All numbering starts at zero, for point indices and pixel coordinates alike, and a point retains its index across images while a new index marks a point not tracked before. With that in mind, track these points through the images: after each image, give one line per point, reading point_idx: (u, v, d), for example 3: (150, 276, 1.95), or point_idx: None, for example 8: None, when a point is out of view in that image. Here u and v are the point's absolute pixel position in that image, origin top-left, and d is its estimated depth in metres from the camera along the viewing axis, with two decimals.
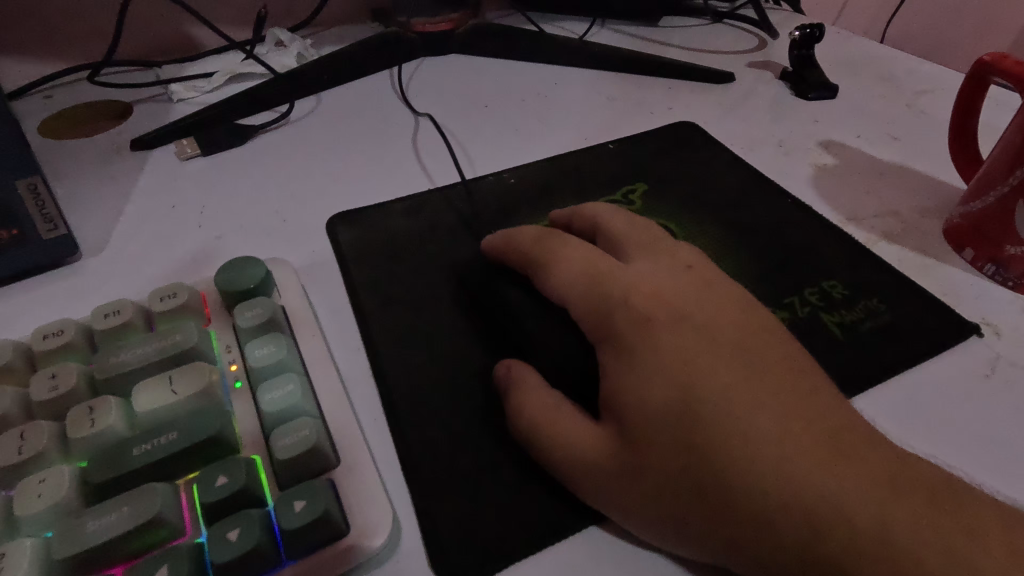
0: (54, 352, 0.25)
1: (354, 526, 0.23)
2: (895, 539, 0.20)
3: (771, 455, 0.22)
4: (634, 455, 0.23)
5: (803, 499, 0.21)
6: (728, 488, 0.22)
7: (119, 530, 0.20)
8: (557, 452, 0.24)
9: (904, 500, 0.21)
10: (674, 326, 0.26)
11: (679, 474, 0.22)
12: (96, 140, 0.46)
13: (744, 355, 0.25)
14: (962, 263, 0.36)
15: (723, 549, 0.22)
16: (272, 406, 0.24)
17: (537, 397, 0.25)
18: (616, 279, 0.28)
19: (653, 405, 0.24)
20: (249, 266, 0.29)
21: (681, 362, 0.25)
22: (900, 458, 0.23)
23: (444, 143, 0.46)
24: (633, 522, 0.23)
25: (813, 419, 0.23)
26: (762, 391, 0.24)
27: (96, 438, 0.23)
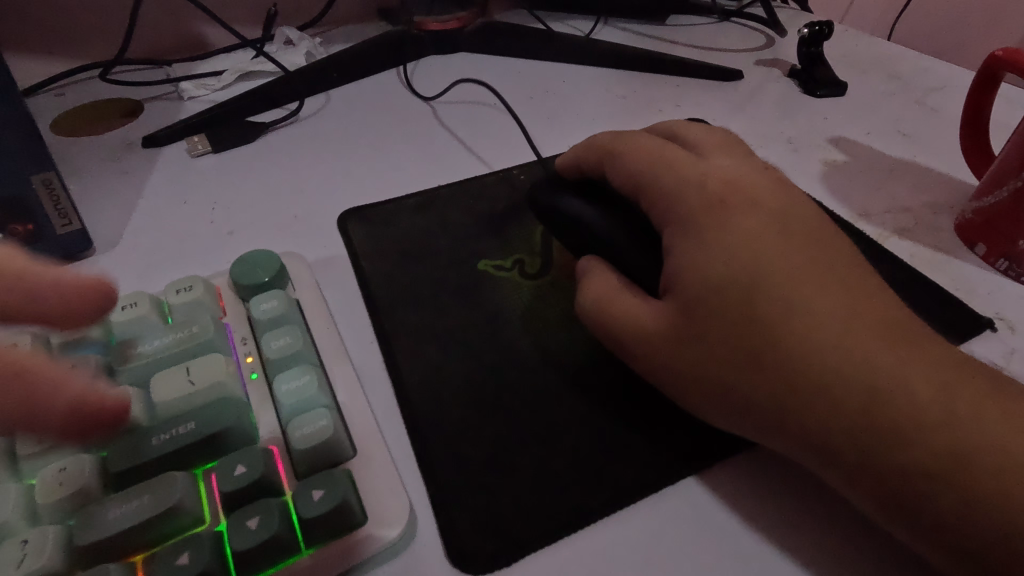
0: (72, 343, 0.26)
1: (371, 516, 0.23)
2: (924, 403, 0.22)
3: (820, 327, 0.24)
4: (685, 322, 0.26)
5: (844, 365, 0.23)
6: (773, 349, 0.24)
7: (140, 517, 0.21)
8: (617, 325, 0.27)
9: (938, 373, 0.23)
10: (740, 210, 0.28)
11: (728, 338, 0.25)
12: (107, 137, 0.47)
13: (804, 243, 0.27)
14: (974, 258, 0.36)
15: (759, 405, 0.24)
16: (288, 397, 0.24)
17: (601, 283, 0.29)
18: (690, 169, 0.29)
19: (711, 279, 0.25)
20: (264, 261, 0.30)
21: (742, 240, 0.26)
22: (941, 348, 0.24)
23: (455, 140, 0.46)
24: (680, 383, 0.26)
25: (865, 300, 0.25)
26: (816, 273, 0.26)
27: (114, 427, 0.23)
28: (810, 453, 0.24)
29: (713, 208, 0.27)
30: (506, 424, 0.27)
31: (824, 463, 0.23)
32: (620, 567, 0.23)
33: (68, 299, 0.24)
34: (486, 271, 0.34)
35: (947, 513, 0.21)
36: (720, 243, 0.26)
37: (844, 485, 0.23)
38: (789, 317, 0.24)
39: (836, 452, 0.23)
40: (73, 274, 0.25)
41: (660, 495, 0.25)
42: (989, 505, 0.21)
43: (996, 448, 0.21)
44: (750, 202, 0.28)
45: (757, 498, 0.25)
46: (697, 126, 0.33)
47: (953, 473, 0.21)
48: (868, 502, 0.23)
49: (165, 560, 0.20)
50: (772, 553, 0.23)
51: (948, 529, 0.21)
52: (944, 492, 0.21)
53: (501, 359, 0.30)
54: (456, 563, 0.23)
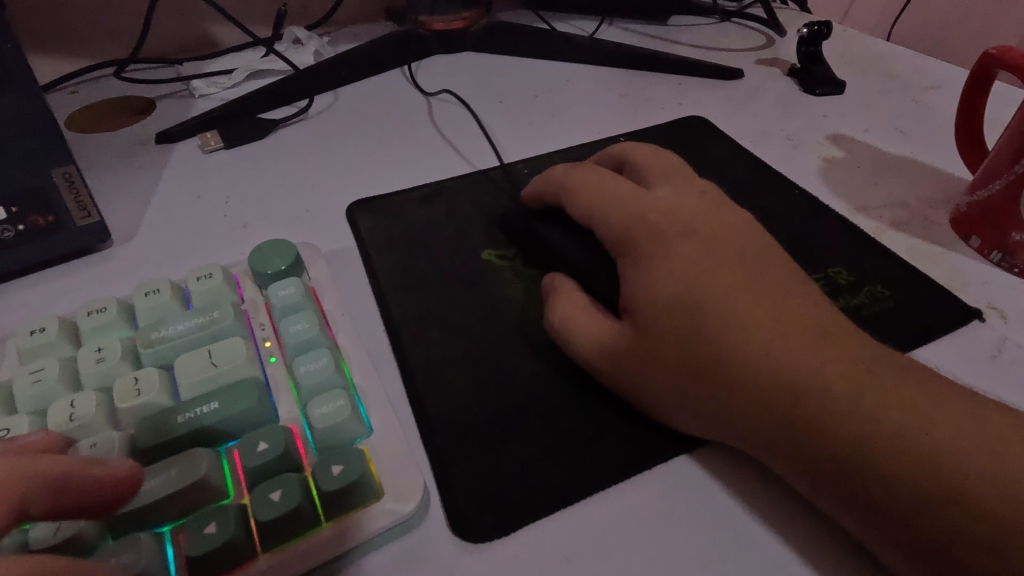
0: (100, 327, 0.27)
1: (386, 492, 0.24)
2: (867, 405, 0.23)
3: (765, 340, 0.25)
4: (641, 340, 0.27)
5: (789, 374, 0.24)
6: (722, 364, 0.25)
7: (167, 491, 0.22)
8: (583, 342, 0.28)
9: (881, 378, 0.24)
10: (688, 238, 0.29)
11: (680, 356, 0.26)
12: (121, 134, 0.48)
13: (748, 262, 0.28)
14: (969, 251, 0.37)
15: (717, 418, 0.25)
16: (306, 378, 0.25)
17: (568, 299, 0.30)
18: (637, 198, 0.31)
19: (662, 299, 0.27)
20: (280, 249, 0.31)
21: (693, 262, 0.28)
22: (884, 351, 0.25)
23: (461, 137, 0.47)
24: (642, 398, 0.27)
25: (808, 313, 0.26)
26: (758, 288, 0.27)
27: (141, 406, 0.24)
28: (772, 461, 0.24)
29: (663, 234, 0.29)
30: (514, 407, 0.28)
31: (786, 470, 0.24)
32: (625, 541, 0.24)
33: (84, 492, 0.19)
34: (490, 262, 0.35)
35: (897, 511, 0.21)
36: (676, 260, 0.28)
37: (808, 490, 0.23)
38: (735, 331, 0.25)
39: (792, 458, 0.24)
40: (102, 463, 0.20)
41: (662, 475, 0.26)
42: (936, 500, 0.21)
43: (939, 446, 0.22)
44: (695, 229, 0.29)
45: (758, 481, 0.26)
46: (645, 149, 0.35)
47: (899, 471, 0.21)
48: (832, 506, 0.23)
49: (193, 530, 0.21)
50: (773, 529, 0.24)
51: (902, 527, 0.21)
52: (892, 489, 0.21)
53: (507, 347, 0.30)
54: (466, 538, 0.24)
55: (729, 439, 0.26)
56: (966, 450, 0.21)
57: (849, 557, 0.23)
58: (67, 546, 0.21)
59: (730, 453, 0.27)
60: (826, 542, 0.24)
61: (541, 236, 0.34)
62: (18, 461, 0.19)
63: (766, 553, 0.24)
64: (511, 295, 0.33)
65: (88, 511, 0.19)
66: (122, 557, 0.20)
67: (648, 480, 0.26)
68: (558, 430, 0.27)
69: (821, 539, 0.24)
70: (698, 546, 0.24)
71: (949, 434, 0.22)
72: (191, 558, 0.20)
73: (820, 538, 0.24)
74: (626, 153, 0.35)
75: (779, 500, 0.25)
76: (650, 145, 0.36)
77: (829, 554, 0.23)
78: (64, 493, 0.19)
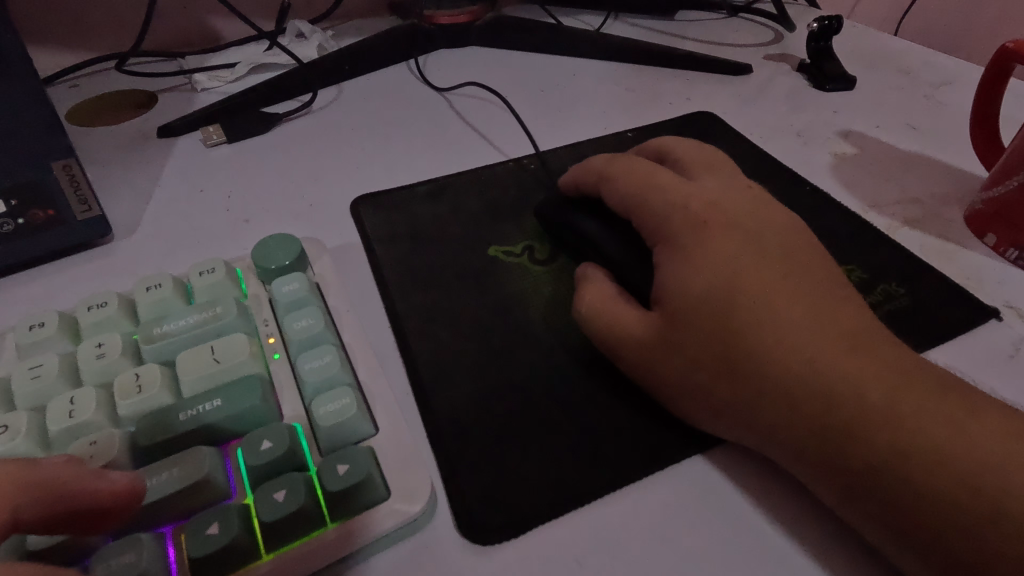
0: (99, 323, 0.26)
1: (393, 492, 0.23)
2: (902, 412, 0.22)
3: (799, 342, 0.24)
4: (669, 334, 0.26)
5: (823, 374, 0.24)
6: (753, 361, 0.25)
7: (168, 490, 0.21)
8: (613, 333, 0.28)
9: (918, 389, 0.23)
10: (724, 230, 0.28)
11: (709, 352, 0.25)
12: (122, 127, 0.47)
13: (782, 260, 0.27)
14: (984, 249, 0.36)
15: (741, 416, 0.25)
16: (311, 376, 0.25)
17: (596, 289, 0.30)
18: (681, 188, 0.30)
19: (692, 295, 0.26)
20: (284, 244, 0.30)
21: (729, 256, 0.27)
22: (919, 360, 0.25)
23: (467, 132, 0.47)
24: (665, 395, 0.26)
25: (842, 314, 0.26)
26: (793, 287, 0.26)
27: (142, 403, 0.23)
28: (797, 467, 0.24)
29: (703, 225, 0.28)
30: (522, 405, 0.27)
31: (812, 475, 0.23)
32: (636, 543, 0.23)
33: (81, 502, 0.19)
34: (496, 257, 0.35)
35: (928, 525, 0.21)
36: (707, 255, 0.27)
37: (833, 497, 0.23)
38: (769, 328, 0.25)
39: (819, 465, 0.23)
40: (102, 476, 0.19)
41: (674, 475, 0.26)
42: (972, 518, 0.20)
43: (978, 462, 0.21)
44: (737, 221, 0.29)
45: (774, 483, 0.25)
46: (685, 143, 0.35)
47: (934, 484, 0.21)
48: (856, 514, 0.22)
49: (194, 531, 0.21)
50: (788, 532, 0.24)
51: (933, 542, 0.21)
52: (924, 501, 0.21)
53: (515, 344, 0.30)
54: (473, 539, 0.23)
55: (753, 442, 0.25)
56: (1007, 468, 0.21)
57: (868, 561, 0.23)
58: (56, 551, 0.20)
59: (744, 453, 0.26)
60: (843, 545, 0.23)
61: (573, 226, 0.33)
62: (12, 466, 0.18)
63: (782, 556, 0.23)
64: (518, 291, 0.33)
65: (85, 522, 0.19)
66: (120, 560, 0.20)
67: (660, 480, 0.25)
68: (568, 429, 0.26)
69: (838, 542, 0.23)
70: (713, 549, 0.23)
71: (990, 451, 0.21)
72: (194, 559, 0.20)
73: (837, 542, 0.23)
74: (668, 147, 0.35)
75: (794, 502, 0.25)
76: (695, 142, 0.35)
77: (847, 557, 0.23)
78: (59, 500, 0.18)
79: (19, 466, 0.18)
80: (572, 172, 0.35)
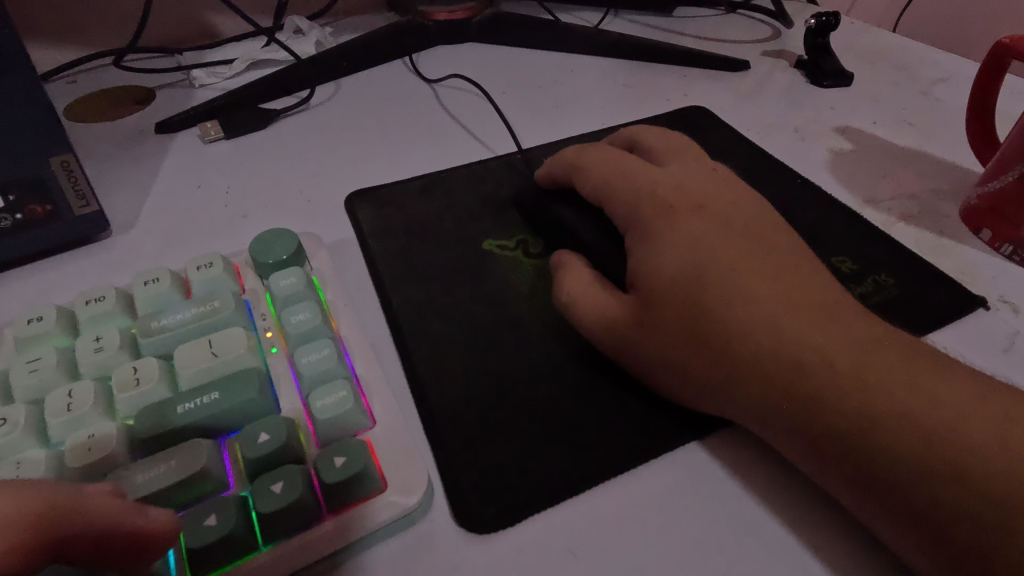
0: (98, 316, 0.26)
1: (389, 484, 0.23)
2: (870, 379, 0.23)
3: (771, 318, 0.25)
4: (645, 315, 0.27)
5: (794, 348, 0.24)
6: (726, 338, 0.25)
7: (167, 483, 0.21)
8: (593, 318, 0.28)
9: (888, 356, 0.24)
10: (698, 219, 0.29)
11: (686, 331, 0.26)
12: (119, 123, 0.47)
13: (755, 242, 0.28)
14: (980, 244, 0.37)
15: (718, 391, 0.25)
16: (307, 369, 0.25)
17: (576, 276, 0.30)
18: (649, 175, 0.31)
19: (670, 281, 0.27)
20: (281, 238, 0.30)
21: (700, 241, 0.28)
22: (888, 329, 0.25)
23: (464, 127, 0.47)
24: (645, 374, 0.27)
25: (812, 291, 0.26)
26: (765, 267, 0.27)
27: (140, 397, 0.23)
28: (775, 436, 0.24)
29: (670, 212, 0.29)
30: (516, 398, 0.27)
31: (790, 447, 0.24)
32: (632, 535, 0.23)
33: (115, 541, 0.19)
34: (491, 251, 0.35)
35: (898, 486, 0.21)
36: (685, 244, 0.28)
37: (809, 463, 0.24)
38: (741, 306, 0.26)
39: (795, 436, 0.24)
40: (143, 513, 0.19)
41: (671, 466, 0.26)
42: (940, 477, 0.21)
43: (945, 423, 0.21)
44: (702, 204, 0.30)
45: (767, 472, 0.25)
46: (650, 132, 0.36)
47: (903, 446, 0.21)
48: (833, 481, 0.23)
49: (193, 524, 0.21)
50: (787, 523, 0.24)
51: (904, 502, 0.21)
52: (893, 463, 0.21)
53: (509, 338, 0.30)
54: (469, 528, 0.23)
55: (733, 417, 0.25)
56: (971, 427, 0.21)
57: (861, 551, 0.23)
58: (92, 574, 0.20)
59: (737, 443, 0.26)
60: (838, 537, 0.23)
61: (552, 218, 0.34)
62: (60, 493, 0.18)
63: (779, 547, 0.23)
64: (511, 284, 0.33)
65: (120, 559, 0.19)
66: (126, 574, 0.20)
67: (656, 472, 0.25)
68: (558, 416, 0.27)
69: (834, 534, 0.23)
70: (710, 540, 0.23)
71: (956, 412, 0.22)
72: (193, 550, 0.20)
73: (833, 533, 0.23)
74: (637, 136, 0.36)
75: (791, 494, 0.25)
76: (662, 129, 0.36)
77: (842, 545, 0.23)
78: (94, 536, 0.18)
79: (70, 492, 0.19)
80: (548, 165, 0.36)
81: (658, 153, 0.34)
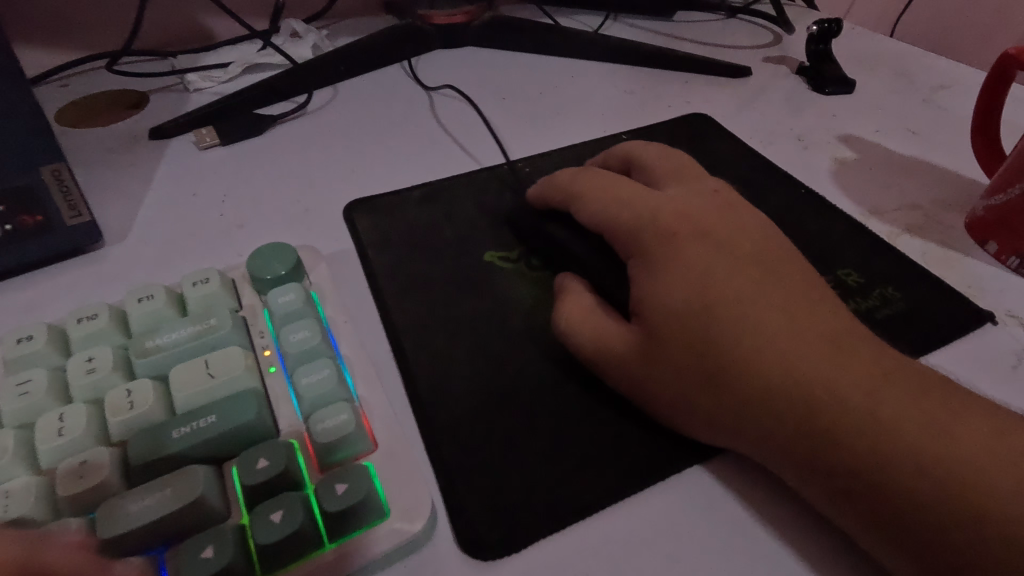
0: (89, 335, 0.25)
1: (393, 510, 0.23)
2: (884, 415, 0.22)
3: (780, 348, 0.25)
4: (650, 343, 0.26)
5: (805, 381, 0.24)
6: (735, 369, 0.25)
7: (162, 511, 0.20)
8: (596, 341, 0.28)
9: (899, 391, 0.23)
10: (697, 239, 0.29)
11: (693, 361, 0.25)
12: (113, 128, 0.46)
13: (758, 266, 0.28)
14: (986, 256, 0.36)
15: (727, 422, 0.25)
16: (308, 390, 0.24)
17: (575, 301, 0.29)
18: (647, 200, 0.31)
19: (674, 305, 0.26)
20: (279, 252, 0.30)
21: (703, 263, 0.27)
22: (897, 359, 0.25)
23: (463, 134, 0.46)
24: (652, 402, 0.26)
25: (820, 319, 0.26)
26: (772, 295, 0.26)
27: (134, 420, 0.23)
28: (786, 471, 0.24)
29: (673, 237, 0.29)
30: (519, 419, 0.27)
31: (800, 482, 0.23)
32: (642, 564, 0.23)
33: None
34: (493, 263, 0.34)
35: (913, 527, 0.21)
36: (686, 268, 0.27)
37: (822, 501, 0.23)
38: (750, 337, 0.25)
39: (807, 471, 0.23)
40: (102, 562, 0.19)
41: (680, 489, 0.25)
42: (956, 520, 0.20)
43: (957, 464, 0.21)
44: (707, 229, 0.29)
45: (778, 495, 0.25)
46: (653, 147, 0.35)
47: (919, 488, 0.21)
48: (846, 520, 0.22)
49: (189, 553, 0.20)
50: (796, 547, 0.23)
51: (922, 544, 0.21)
52: (907, 503, 0.21)
53: (511, 354, 0.29)
54: (473, 554, 0.23)
55: (742, 449, 0.25)
56: (987, 467, 0.21)
57: None
58: None
59: (747, 466, 0.26)
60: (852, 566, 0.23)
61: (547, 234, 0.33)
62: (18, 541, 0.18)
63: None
64: (514, 298, 0.32)
65: None
66: None
67: (661, 494, 0.25)
68: (565, 444, 0.26)
69: (844, 560, 0.23)
70: (717, 565, 0.23)
71: (971, 453, 0.21)
72: None
73: (845, 560, 0.23)
74: (636, 153, 0.35)
75: (799, 518, 0.24)
76: (657, 144, 0.36)
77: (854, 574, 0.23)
78: None
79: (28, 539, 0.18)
80: (543, 184, 0.35)
81: (664, 167, 0.34)
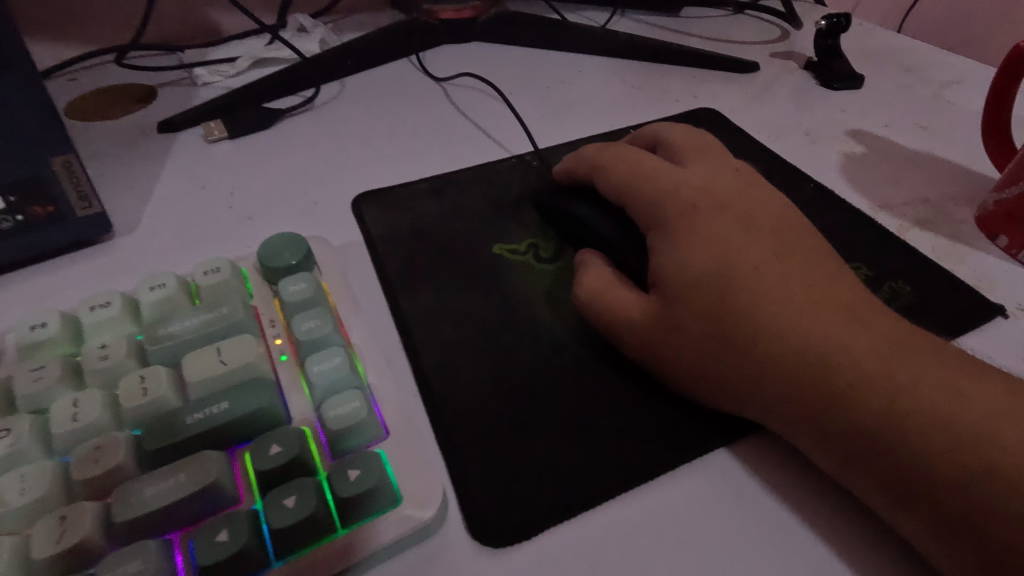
0: (102, 323, 0.25)
1: (405, 497, 0.23)
2: (898, 379, 0.23)
3: (795, 316, 0.25)
4: (667, 311, 0.27)
5: (819, 347, 0.24)
6: (750, 337, 0.25)
7: (175, 496, 0.20)
8: (614, 311, 0.28)
9: (915, 359, 0.24)
10: (716, 214, 0.29)
11: (709, 329, 0.26)
12: (121, 122, 0.46)
13: (777, 240, 0.28)
14: (996, 250, 0.36)
15: (741, 388, 0.25)
16: (320, 378, 0.24)
17: (596, 273, 0.30)
18: (666, 173, 0.31)
19: (692, 274, 0.27)
20: (290, 242, 0.30)
21: (724, 236, 0.28)
22: (912, 329, 0.25)
23: (471, 128, 0.46)
24: (668, 368, 0.27)
25: (837, 289, 0.26)
26: (789, 266, 0.27)
27: (148, 406, 0.23)
28: (799, 437, 0.24)
29: (693, 209, 0.29)
30: (530, 410, 0.27)
31: (814, 448, 0.24)
32: (654, 552, 0.23)
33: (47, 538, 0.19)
34: (501, 256, 0.34)
35: (929, 489, 0.21)
36: (704, 241, 0.28)
37: (835, 465, 0.23)
38: (766, 304, 0.25)
39: (820, 434, 0.23)
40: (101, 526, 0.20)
41: (692, 479, 0.25)
42: (972, 479, 0.21)
43: (971, 424, 0.21)
44: (726, 203, 0.30)
45: (790, 485, 0.25)
46: (665, 140, 0.35)
47: (933, 448, 0.21)
48: (858, 483, 0.23)
49: (203, 537, 0.20)
50: (810, 533, 0.23)
51: (935, 503, 0.21)
52: (922, 463, 0.21)
53: (520, 346, 0.29)
54: (484, 542, 0.23)
55: (756, 416, 0.25)
56: (1003, 427, 0.21)
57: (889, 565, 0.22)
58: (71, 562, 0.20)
59: (758, 456, 0.26)
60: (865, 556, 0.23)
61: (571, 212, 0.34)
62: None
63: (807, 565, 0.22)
64: (524, 291, 0.32)
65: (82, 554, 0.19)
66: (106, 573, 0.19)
67: (673, 482, 0.25)
68: (579, 427, 0.26)
69: (855, 548, 0.23)
70: (731, 552, 0.23)
71: (986, 414, 0.22)
72: (204, 566, 0.19)
73: (859, 549, 0.23)
74: (660, 132, 0.36)
75: (811, 509, 0.24)
76: (683, 125, 0.36)
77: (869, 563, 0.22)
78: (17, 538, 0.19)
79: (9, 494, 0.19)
80: (569, 159, 0.36)
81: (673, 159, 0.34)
